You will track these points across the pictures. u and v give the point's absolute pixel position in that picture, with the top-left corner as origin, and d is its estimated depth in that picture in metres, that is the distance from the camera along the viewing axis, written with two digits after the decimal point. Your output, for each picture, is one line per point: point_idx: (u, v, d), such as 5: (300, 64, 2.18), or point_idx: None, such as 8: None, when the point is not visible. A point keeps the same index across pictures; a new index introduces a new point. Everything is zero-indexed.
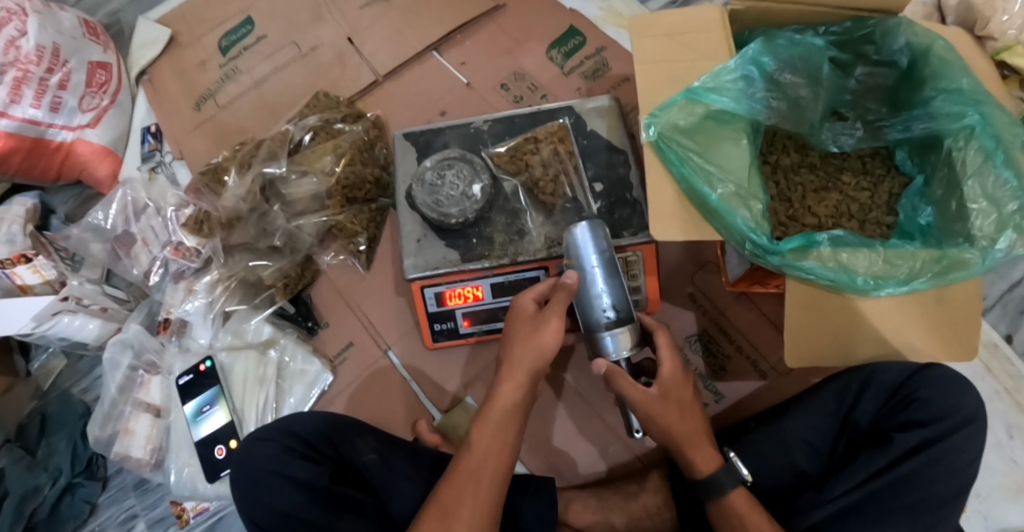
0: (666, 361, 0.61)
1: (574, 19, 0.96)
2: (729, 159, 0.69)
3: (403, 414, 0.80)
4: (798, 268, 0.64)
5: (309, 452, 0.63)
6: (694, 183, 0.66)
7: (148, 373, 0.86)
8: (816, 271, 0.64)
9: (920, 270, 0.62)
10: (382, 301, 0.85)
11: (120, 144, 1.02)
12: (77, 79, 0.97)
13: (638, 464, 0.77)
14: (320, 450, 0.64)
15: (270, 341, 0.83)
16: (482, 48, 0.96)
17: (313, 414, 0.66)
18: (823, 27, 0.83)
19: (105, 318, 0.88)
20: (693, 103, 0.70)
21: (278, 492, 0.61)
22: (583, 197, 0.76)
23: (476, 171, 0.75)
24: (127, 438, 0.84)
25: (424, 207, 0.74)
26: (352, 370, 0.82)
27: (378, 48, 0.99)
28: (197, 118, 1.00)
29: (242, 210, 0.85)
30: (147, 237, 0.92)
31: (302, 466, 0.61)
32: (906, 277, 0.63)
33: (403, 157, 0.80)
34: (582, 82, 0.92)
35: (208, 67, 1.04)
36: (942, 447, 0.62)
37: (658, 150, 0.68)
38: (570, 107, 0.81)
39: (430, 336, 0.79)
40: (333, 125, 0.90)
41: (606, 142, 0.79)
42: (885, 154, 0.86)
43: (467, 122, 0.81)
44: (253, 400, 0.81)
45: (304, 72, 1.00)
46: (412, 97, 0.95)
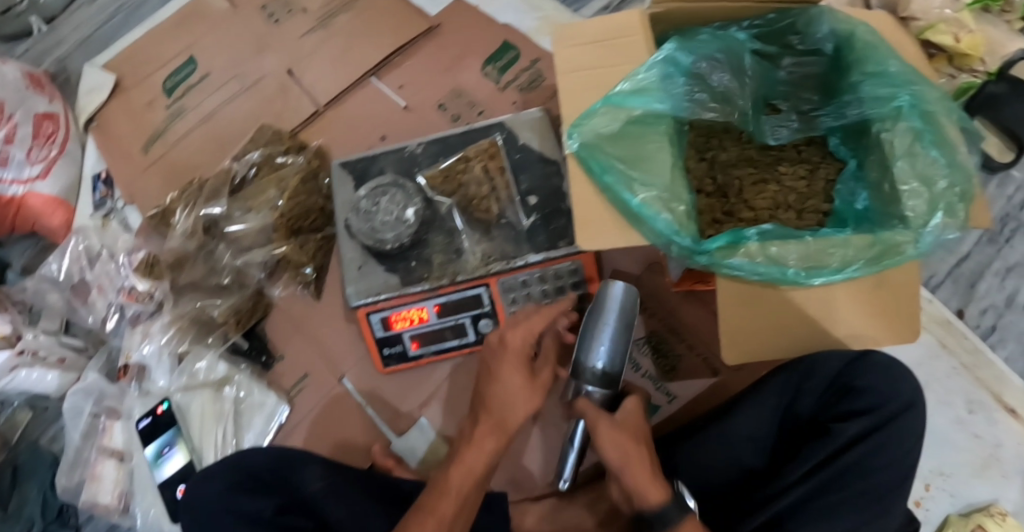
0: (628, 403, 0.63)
1: (509, 32, 0.97)
2: (652, 162, 0.69)
3: (361, 439, 0.80)
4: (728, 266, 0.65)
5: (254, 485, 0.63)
6: (616, 190, 0.67)
7: (110, 418, 0.87)
8: (745, 267, 0.64)
9: (851, 257, 0.62)
10: (334, 328, 0.85)
11: (72, 192, 1.03)
12: (23, 131, 0.98)
13: (595, 471, 0.78)
14: (267, 481, 0.65)
15: (224, 379, 0.83)
16: (420, 69, 0.97)
17: (266, 449, 0.66)
18: (746, 21, 0.84)
19: (64, 369, 0.89)
20: (614, 109, 0.70)
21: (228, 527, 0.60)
22: (517, 212, 0.77)
23: (408, 195, 0.76)
24: (94, 485, 0.85)
25: (361, 235, 0.75)
26: (310, 400, 0.83)
27: (317, 76, 0.99)
28: (146, 160, 1.00)
29: (189, 249, 0.87)
30: (103, 283, 0.93)
31: (246, 502, 0.61)
32: (838, 266, 0.63)
33: (341, 186, 0.81)
34: (518, 95, 0.93)
35: (154, 108, 1.04)
36: (880, 435, 0.63)
37: (581, 159, 0.68)
38: (502, 123, 0.81)
39: (380, 361, 0.80)
40: (275, 159, 0.91)
41: (539, 154, 0.79)
42: (819, 142, 0.87)
43: (402, 146, 0.82)
44: (211, 437, 0.81)
45: (249, 107, 1.01)
46: (353, 123, 0.96)
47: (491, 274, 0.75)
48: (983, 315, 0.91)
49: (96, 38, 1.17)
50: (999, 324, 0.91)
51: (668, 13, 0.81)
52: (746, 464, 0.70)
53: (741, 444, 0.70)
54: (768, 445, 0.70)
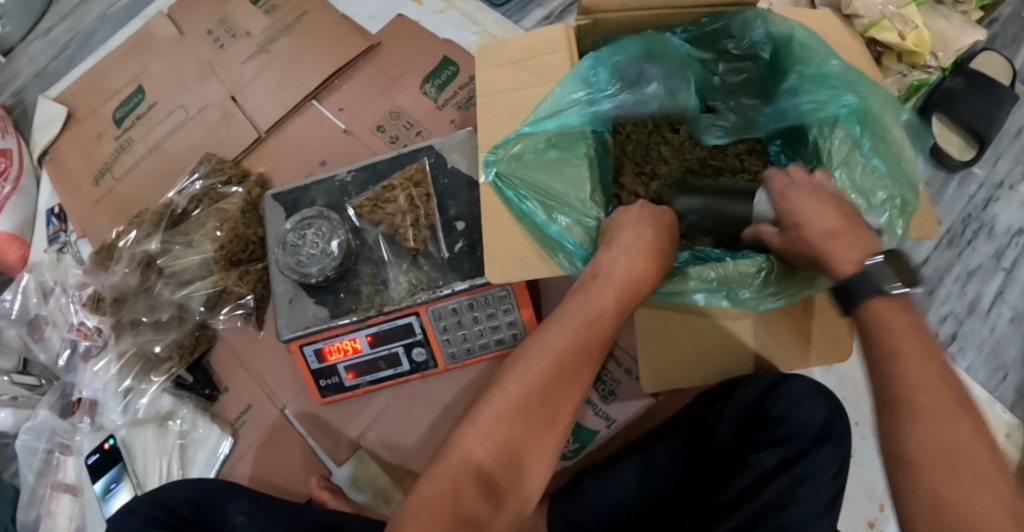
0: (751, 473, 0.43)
1: (447, 49, 0.96)
2: (573, 184, 0.68)
3: (304, 470, 0.81)
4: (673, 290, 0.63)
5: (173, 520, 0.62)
6: (536, 218, 0.66)
7: (63, 454, 0.88)
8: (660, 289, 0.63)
9: (767, 287, 0.60)
10: (276, 359, 0.85)
11: (28, 227, 1.04)
12: None
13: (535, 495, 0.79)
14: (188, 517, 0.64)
15: (169, 413, 0.85)
16: (360, 91, 0.97)
17: (185, 486, 0.65)
18: (679, 28, 0.81)
19: (16, 407, 0.90)
20: (532, 132, 0.68)
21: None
22: (441, 242, 0.75)
23: (333, 227, 0.75)
24: (51, 520, 0.86)
25: (287, 269, 0.74)
26: (252, 432, 0.83)
27: (261, 102, 0.99)
28: (97, 193, 1.02)
29: (131, 285, 0.87)
30: (56, 318, 0.94)
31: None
32: (752, 293, 0.61)
33: (273, 219, 0.80)
34: (456, 113, 0.92)
35: (105, 140, 1.05)
36: (794, 465, 0.59)
37: (498, 188, 0.67)
38: (430, 146, 0.80)
39: (317, 392, 0.80)
40: (217, 190, 0.91)
41: (467, 178, 0.78)
42: (760, 149, 0.85)
43: (332, 175, 0.81)
44: (155, 468, 0.83)
45: (195, 135, 1.01)
46: (294, 149, 0.95)
47: (419, 304, 0.74)
48: (942, 323, 0.89)
49: (50, 69, 1.18)
50: (959, 332, 0.88)
51: (598, 23, 0.79)
52: (666, 492, 0.67)
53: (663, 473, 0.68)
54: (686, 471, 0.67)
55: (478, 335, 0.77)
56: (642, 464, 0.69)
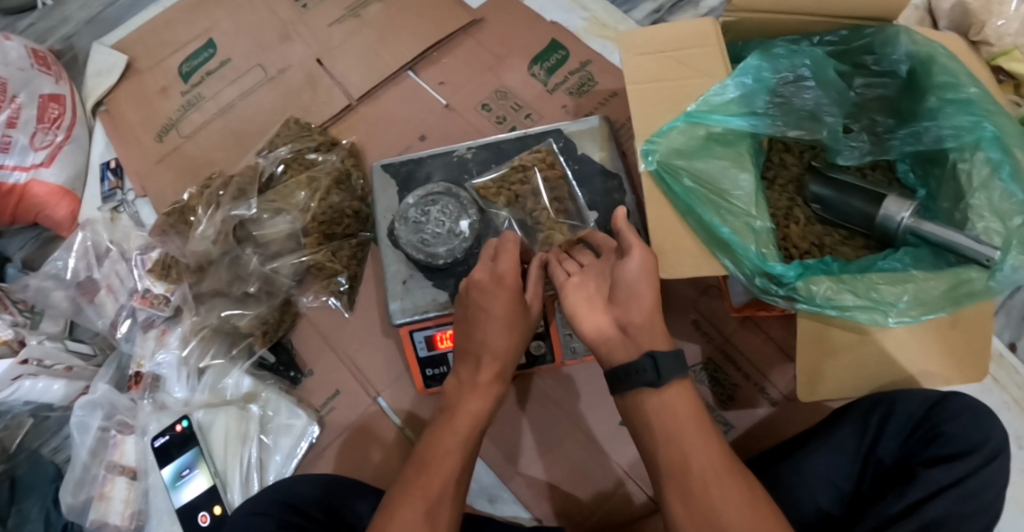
0: (633, 263, 0.57)
1: (556, 31, 0.91)
2: (736, 185, 0.64)
3: (396, 460, 0.74)
4: (805, 295, 0.62)
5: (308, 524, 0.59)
6: (699, 214, 0.62)
7: (121, 433, 0.81)
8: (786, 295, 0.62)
9: (857, 309, 0.61)
10: (368, 342, 0.79)
11: (79, 182, 0.96)
12: (27, 114, 0.92)
13: (651, 505, 0.72)
14: (317, 518, 0.60)
15: (250, 394, 0.78)
16: (461, 65, 0.91)
17: (312, 482, 0.62)
18: (818, 36, 0.79)
19: (71, 378, 0.82)
20: (693, 125, 0.66)
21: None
22: (580, 225, 0.72)
23: (462, 206, 0.70)
24: (103, 505, 0.78)
25: (410, 246, 0.69)
26: (341, 420, 0.77)
27: (350, 68, 0.93)
28: (160, 151, 0.94)
29: (213, 253, 0.80)
30: (113, 283, 0.86)
31: None
32: (853, 312, 0.61)
33: (384, 191, 0.75)
34: (568, 99, 0.87)
35: (169, 95, 0.97)
36: (966, 495, 0.58)
37: (659, 180, 0.64)
38: (559, 130, 0.77)
39: (421, 382, 0.74)
40: (305, 156, 0.85)
41: (600, 166, 0.75)
42: (886, 167, 0.80)
43: (450, 150, 0.77)
44: (236, 460, 0.75)
45: (271, 99, 0.94)
46: (389, 121, 0.89)
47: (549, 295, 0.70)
48: None
49: (103, 16, 1.09)
50: None
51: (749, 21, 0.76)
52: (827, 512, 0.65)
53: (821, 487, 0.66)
54: (847, 490, 0.65)
55: None
56: (797, 470, 0.66)
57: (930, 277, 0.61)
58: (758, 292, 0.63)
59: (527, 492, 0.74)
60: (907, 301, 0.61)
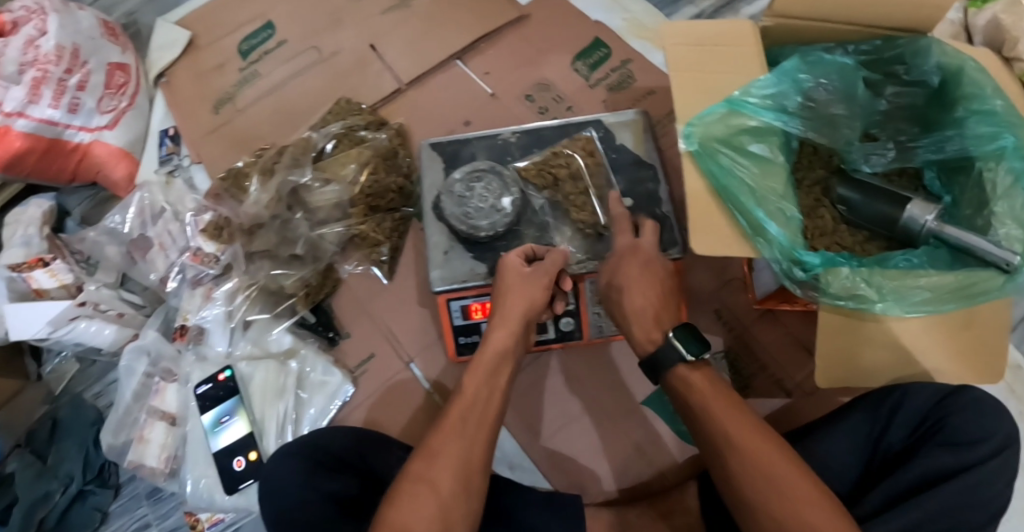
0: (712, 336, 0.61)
1: (599, 31, 0.95)
2: (770, 175, 0.69)
3: (425, 425, 0.78)
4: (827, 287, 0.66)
5: (336, 465, 0.63)
6: (738, 197, 0.66)
7: (164, 380, 0.85)
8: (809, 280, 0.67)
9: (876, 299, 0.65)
10: (404, 309, 0.83)
11: (138, 146, 1.01)
12: (95, 80, 0.97)
13: (662, 481, 0.76)
14: (349, 461, 0.64)
15: (290, 351, 0.82)
16: (507, 57, 0.96)
17: (346, 432, 0.66)
18: (852, 44, 0.82)
19: (121, 324, 0.87)
20: (731, 113, 0.70)
21: (304, 506, 0.59)
22: (614, 211, 0.77)
23: (505, 184, 0.74)
24: (142, 447, 0.83)
25: (453, 219, 0.73)
26: (373, 382, 0.81)
27: (401, 54, 0.97)
28: (215, 122, 0.99)
29: (263, 217, 0.84)
30: (164, 241, 0.91)
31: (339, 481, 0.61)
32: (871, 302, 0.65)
33: (430, 167, 0.79)
34: (607, 94, 0.92)
35: (227, 71, 1.02)
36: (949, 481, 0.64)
37: (699, 161, 0.68)
38: (599, 120, 0.81)
39: (454, 349, 0.77)
40: (356, 133, 0.89)
41: (633, 156, 0.79)
42: (912, 174, 0.83)
43: (494, 133, 0.81)
44: (272, 411, 0.79)
45: (322, 79, 0.99)
46: (435, 105, 0.94)
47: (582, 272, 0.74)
48: None
49: None
50: None
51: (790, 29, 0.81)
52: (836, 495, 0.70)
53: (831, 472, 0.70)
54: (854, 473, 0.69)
55: None
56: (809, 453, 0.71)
57: (942, 274, 0.64)
58: (781, 275, 0.68)
59: (547, 462, 0.77)
60: (925, 296, 0.65)
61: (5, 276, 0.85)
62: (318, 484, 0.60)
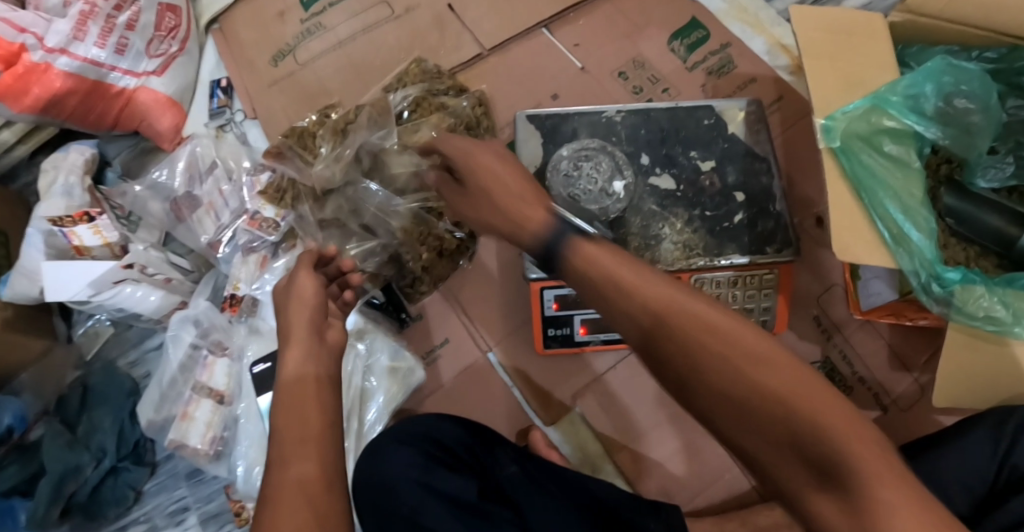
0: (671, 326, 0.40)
1: (699, 9, 0.89)
2: (909, 181, 0.64)
3: (504, 421, 0.73)
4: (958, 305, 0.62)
5: (447, 460, 0.56)
6: (883, 202, 0.61)
7: (212, 353, 0.77)
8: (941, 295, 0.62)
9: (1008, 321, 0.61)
10: (483, 291, 0.77)
11: (186, 95, 0.93)
12: (146, 19, 0.87)
13: (755, 496, 0.71)
14: (461, 459, 0.57)
15: (358, 331, 0.74)
16: (598, 28, 0.88)
17: (454, 422, 0.60)
18: (976, 52, 0.78)
19: (168, 290, 0.79)
20: (872, 111, 0.65)
21: (423, 502, 0.53)
22: (725, 206, 0.70)
23: (617, 166, 0.69)
24: (186, 424, 0.75)
25: (560, 200, 0.67)
26: (449, 369, 0.75)
27: (483, 16, 0.90)
28: (274, 75, 0.90)
29: (336, 181, 0.77)
30: (214, 201, 0.84)
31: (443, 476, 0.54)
32: (1001, 324, 0.61)
33: (528, 140, 0.73)
34: (706, 78, 0.85)
35: (288, 20, 0.93)
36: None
37: (838, 158, 0.62)
38: (711, 106, 0.75)
39: (541, 341, 0.72)
40: (435, 97, 0.82)
41: (746, 147, 0.73)
42: None
43: (598, 110, 0.74)
44: (338, 396, 0.72)
45: (394, 37, 0.91)
46: (520, 74, 0.87)
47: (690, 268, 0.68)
48: None
49: None
50: None
51: (934, 29, 0.76)
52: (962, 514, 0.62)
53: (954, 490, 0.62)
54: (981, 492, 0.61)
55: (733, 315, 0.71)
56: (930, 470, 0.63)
57: None
58: (917, 289, 0.62)
59: (633, 466, 0.72)
60: None
61: (43, 230, 0.77)
62: (434, 481, 0.54)
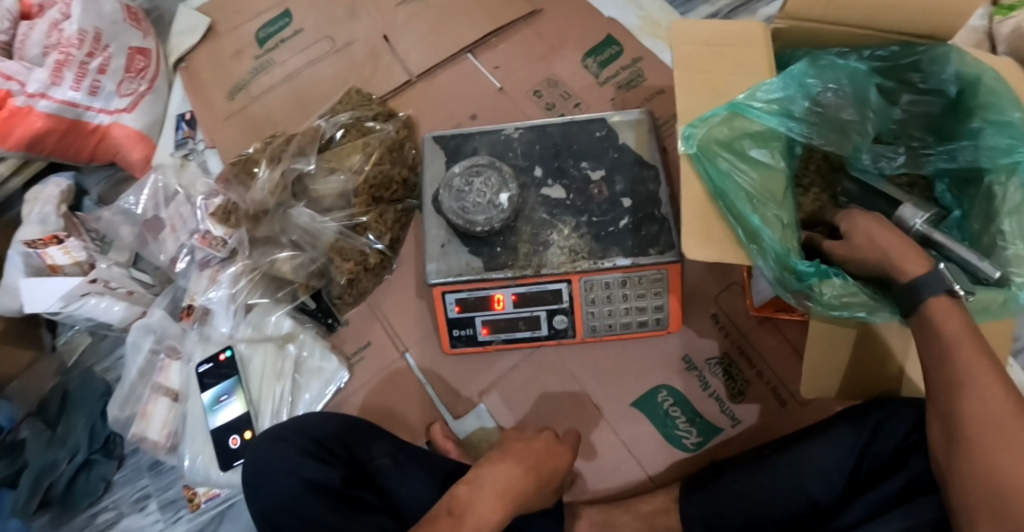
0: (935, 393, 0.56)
1: (612, 28, 0.95)
2: (767, 182, 0.68)
3: (416, 416, 0.79)
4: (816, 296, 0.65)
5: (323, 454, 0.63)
6: (734, 203, 0.65)
7: (169, 357, 0.87)
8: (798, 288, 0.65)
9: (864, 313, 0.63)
10: (401, 298, 0.85)
11: (155, 129, 1.03)
12: (116, 63, 0.99)
13: (649, 485, 0.75)
14: (335, 450, 0.64)
15: (290, 335, 0.83)
16: (517, 51, 0.96)
17: (332, 418, 0.66)
18: (867, 50, 0.80)
19: (131, 301, 0.89)
20: (733, 117, 0.69)
21: (292, 491, 0.60)
22: (610, 213, 0.76)
23: (504, 180, 0.75)
24: (145, 421, 0.85)
25: (451, 212, 0.74)
26: (370, 369, 0.82)
27: (413, 46, 0.98)
28: (230, 107, 1.00)
29: (269, 204, 0.86)
30: (175, 223, 0.93)
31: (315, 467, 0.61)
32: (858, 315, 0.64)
33: (432, 159, 0.80)
34: (615, 92, 0.91)
35: (244, 58, 1.03)
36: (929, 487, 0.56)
37: (695, 162, 0.67)
38: (604, 119, 0.81)
39: (447, 341, 0.79)
40: (363, 123, 0.90)
41: (635, 156, 0.79)
42: (924, 185, 0.79)
43: (498, 129, 0.81)
44: (270, 393, 0.81)
45: (336, 69, 1.00)
46: (444, 97, 0.94)
47: (576, 271, 0.74)
48: None
49: None
50: None
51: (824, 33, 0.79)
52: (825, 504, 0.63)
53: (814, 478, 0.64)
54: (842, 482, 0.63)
55: (623, 313, 0.77)
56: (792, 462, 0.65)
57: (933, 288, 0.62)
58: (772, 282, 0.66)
59: None
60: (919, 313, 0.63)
61: (21, 252, 0.87)
62: (302, 470, 0.60)
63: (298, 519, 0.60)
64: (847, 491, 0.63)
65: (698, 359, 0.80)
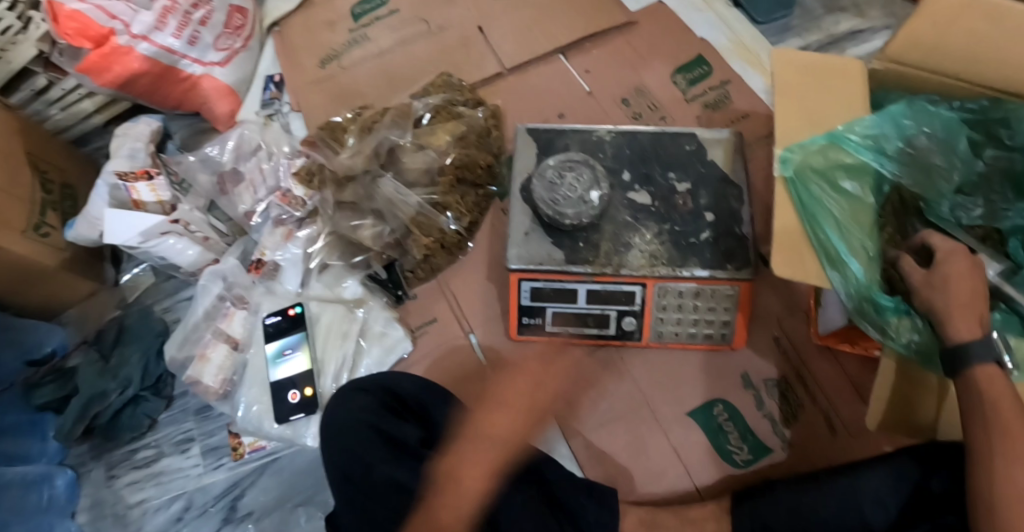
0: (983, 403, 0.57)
1: (703, 49, 0.97)
2: (856, 213, 0.70)
3: (474, 396, 0.82)
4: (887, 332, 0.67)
5: (400, 411, 0.66)
6: (827, 229, 0.67)
7: (234, 306, 0.89)
8: (874, 319, 0.67)
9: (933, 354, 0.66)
10: (472, 280, 0.86)
11: (244, 86, 1.07)
12: (217, 18, 1.00)
13: (695, 495, 0.77)
14: (411, 410, 0.67)
15: (359, 300, 0.85)
16: (608, 58, 0.98)
17: (415, 379, 0.68)
18: (958, 101, 0.80)
19: (205, 248, 0.92)
20: (830, 146, 0.71)
21: (365, 441, 0.62)
22: (693, 224, 0.76)
23: (596, 178, 0.76)
24: (201, 364, 0.86)
25: (542, 203, 0.75)
26: (431, 344, 0.84)
27: (506, 39, 1.00)
28: (319, 75, 1.03)
29: (357, 170, 0.88)
30: (254, 178, 0.95)
31: (394, 423, 0.64)
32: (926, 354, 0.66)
33: (525, 150, 0.82)
34: (702, 111, 0.93)
35: (337, 29, 1.06)
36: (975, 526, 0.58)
37: (791, 185, 0.69)
38: (695, 134, 0.82)
39: (516, 327, 0.81)
40: (454, 107, 0.92)
41: (722, 173, 0.80)
42: (997, 240, 0.76)
43: (591, 129, 0.83)
44: (334, 354, 0.83)
45: (427, 51, 1.02)
46: (533, 94, 0.97)
47: (653, 276, 0.75)
48: None
49: None
50: None
51: (918, 78, 0.81)
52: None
53: (870, 504, 0.64)
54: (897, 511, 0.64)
55: (691, 323, 0.78)
56: (849, 486, 0.66)
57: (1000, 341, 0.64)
58: (850, 311, 0.68)
59: (585, 452, 0.79)
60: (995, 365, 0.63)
61: (110, 183, 0.90)
62: (378, 422, 0.63)
63: (361, 470, 0.61)
64: (901, 519, 0.64)
65: (756, 379, 0.81)
